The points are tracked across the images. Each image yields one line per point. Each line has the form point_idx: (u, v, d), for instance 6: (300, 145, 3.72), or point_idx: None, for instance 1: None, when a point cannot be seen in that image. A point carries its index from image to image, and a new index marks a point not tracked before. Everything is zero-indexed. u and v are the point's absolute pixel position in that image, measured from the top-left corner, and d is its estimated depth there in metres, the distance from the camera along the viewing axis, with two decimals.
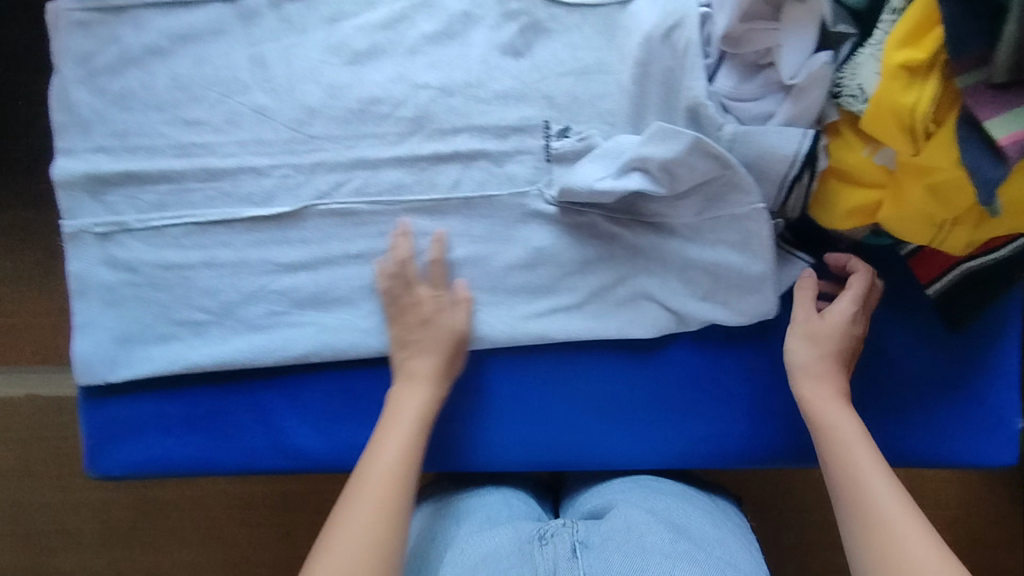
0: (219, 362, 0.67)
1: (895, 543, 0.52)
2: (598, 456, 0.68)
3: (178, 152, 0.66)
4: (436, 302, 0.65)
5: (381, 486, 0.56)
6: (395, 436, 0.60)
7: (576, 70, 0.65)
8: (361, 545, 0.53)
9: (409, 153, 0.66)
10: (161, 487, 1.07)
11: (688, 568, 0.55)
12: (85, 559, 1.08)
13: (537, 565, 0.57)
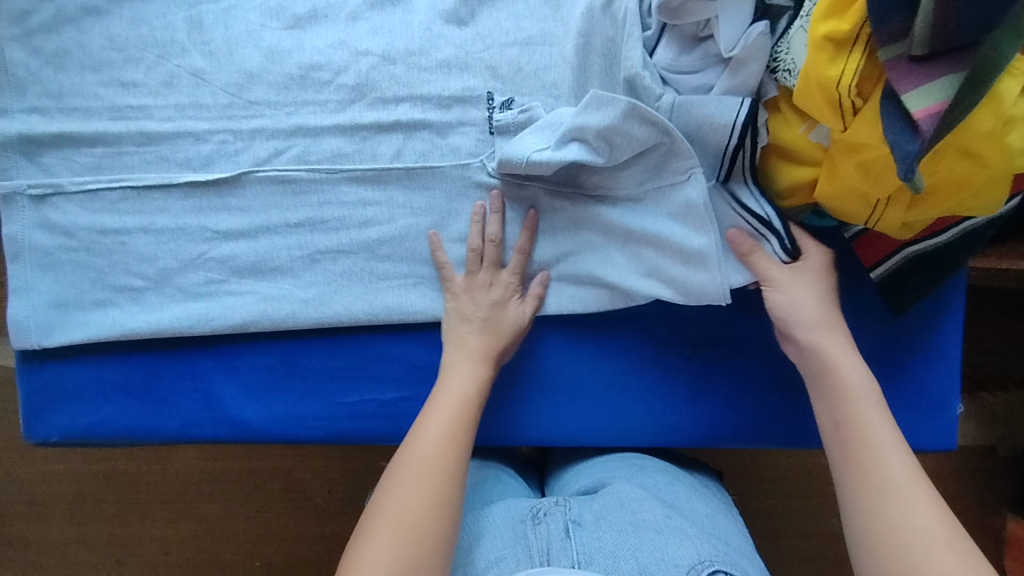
0: (155, 328, 0.65)
1: (904, 508, 0.49)
2: (539, 432, 0.67)
3: (114, 115, 0.65)
4: (511, 287, 0.64)
5: (439, 445, 0.55)
6: (448, 399, 0.59)
7: (519, 41, 0.65)
8: (422, 498, 0.51)
9: (350, 121, 0.65)
10: (123, 459, 1.07)
11: (681, 545, 0.52)
12: (48, 531, 1.08)
13: (529, 543, 0.54)
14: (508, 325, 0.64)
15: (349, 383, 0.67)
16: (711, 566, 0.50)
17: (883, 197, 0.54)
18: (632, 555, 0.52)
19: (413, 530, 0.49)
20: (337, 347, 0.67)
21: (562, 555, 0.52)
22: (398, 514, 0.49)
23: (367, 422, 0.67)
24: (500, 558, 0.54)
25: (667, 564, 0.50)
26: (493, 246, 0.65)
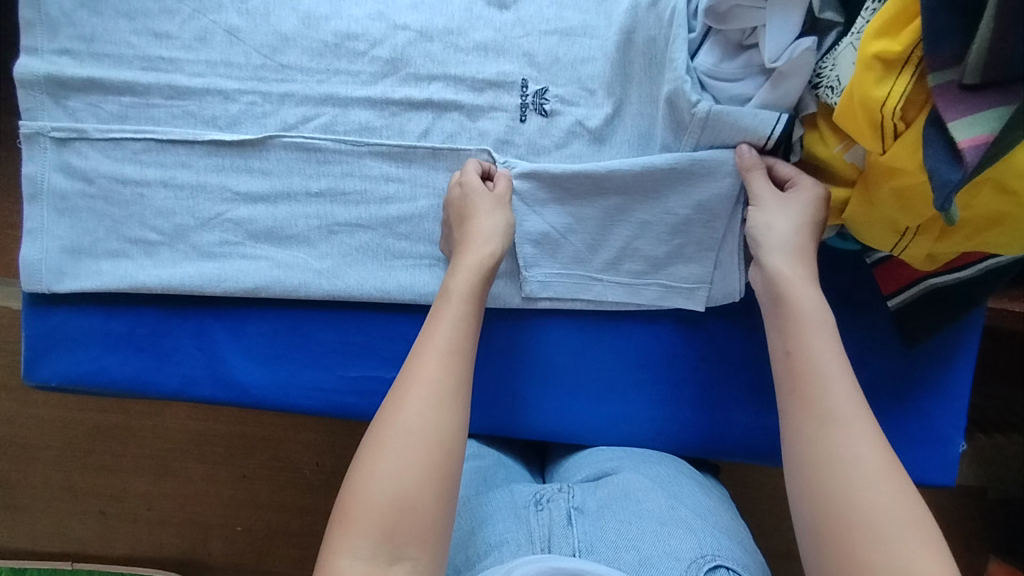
0: (166, 285, 0.65)
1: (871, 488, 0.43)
2: (544, 427, 0.67)
3: (144, 65, 0.64)
4: (500, 231, 0.59)
5: (435, 368, 0.50)
6: (451, 307, 0.54)
7: (560, 30, 0.64)
8: (427, 434, 0.47)
9: (381, 95, 0.64)
10: (119, 412, 1.07)
11: (682, 538, 0.52)
12: (36, 474, 1.08)
13: (531, 529, 0.54)
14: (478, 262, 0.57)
15: (352, 358, 0.67)
16: (712, 561, 0.50)
17: (913, 225, 0.53)
18: (632, 545, 0.51)
19: (407, 472, 0.45)
20: (344, 319, 0.67)
21: (563, 542, 0.52)
22: (396, 456, 0.46)
23: (366, 399, 0.67)
24: (499, 543, 0.53)
25: (667, 556, 0.50)
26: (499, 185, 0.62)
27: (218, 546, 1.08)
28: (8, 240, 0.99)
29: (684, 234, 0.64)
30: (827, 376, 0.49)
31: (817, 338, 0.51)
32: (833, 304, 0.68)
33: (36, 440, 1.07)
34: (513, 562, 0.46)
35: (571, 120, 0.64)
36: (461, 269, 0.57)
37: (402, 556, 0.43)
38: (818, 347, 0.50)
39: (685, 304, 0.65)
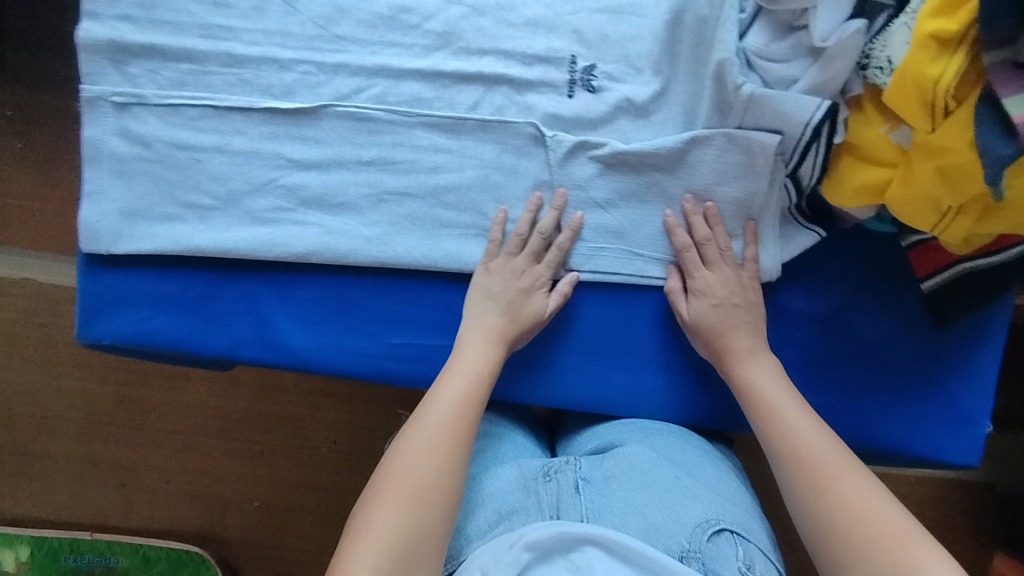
0: (221, 248, 0.66)
1: (837, 490, 0.53)
2: (554, 396, 0.69)
3: (203, 33, 0.65)
4: (541, 279, 0.66)
5: (446, 422, 0.57)
6: (459, 374, 0.61)
7: (609, 9, 0.65)
8: (437, 477, 0.53)
9: (433, 67, 0.66)
10: (138, 386, 1.09)
11: (688, 505, 0.58)
12: (56, 443, 1.11)
13: (541, 499, 0.59)
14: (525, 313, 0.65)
15: (397, 325, 0.68)
16: (715, 526, 0.56)
17: (955, 206, 0.53)
18: (640, 513, 0.57)
19: (416, 506, 0.51)
20: (390, 287, 0.68)
21: (572, 509, 0.58)
22: (405, 495, 0.51)
23: (408, 365, 0.68)
24: (512, 510, 0.59)
25: (674, 522, 0.56)
26: (540, 237, 0.66)
27: (236, 518, 1.10)
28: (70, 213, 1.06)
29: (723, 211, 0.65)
30: (819, 452, 0.56)
31: (788, 404, 0.60)
32: (866, 284, 0.69)
33: (61, 410, 1.10)
34: (522, 528, 0.51)
35: (618, 95, 0.66)
36: (472, 338, 0.64)
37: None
38: (789, 406, 0.60)
39: None
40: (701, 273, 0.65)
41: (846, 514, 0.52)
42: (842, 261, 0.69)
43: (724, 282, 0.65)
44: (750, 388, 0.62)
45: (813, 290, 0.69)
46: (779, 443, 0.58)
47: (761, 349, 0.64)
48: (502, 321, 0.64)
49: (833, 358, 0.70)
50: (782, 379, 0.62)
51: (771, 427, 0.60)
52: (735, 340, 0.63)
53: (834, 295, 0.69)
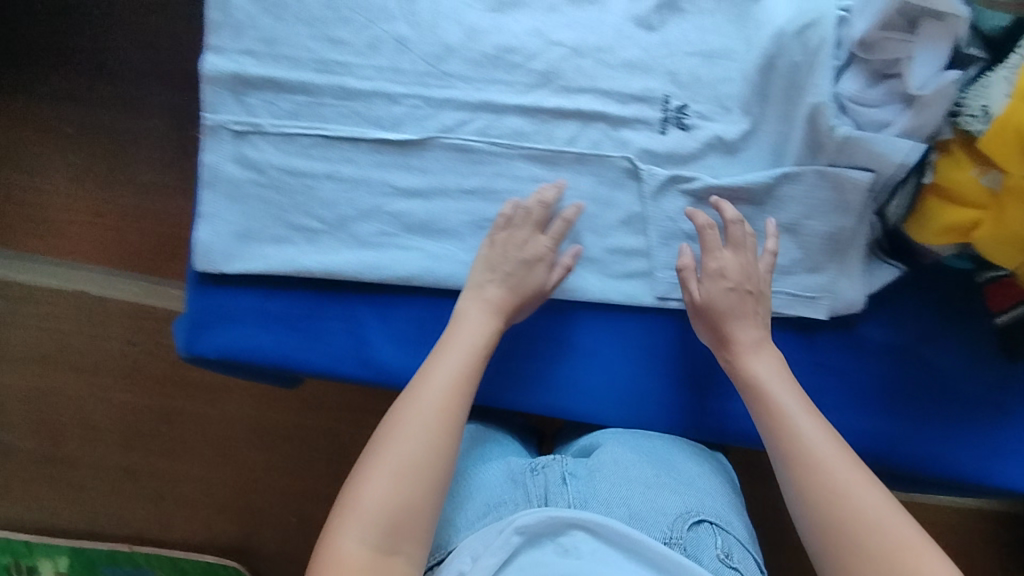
0: (328, 270, 0.70)
1: (845, 493, 0.55)
2: (580, 407, 0.72)
3: (319, 68, 0.69)
4: (548, 253, 0.68)
5: (447, 401, 0.60)
6: (454, 349, 0.63)
7: (702, 53, 0.69)
8: (429, 452, 0.57)
9: (534, 103, 0.70)
10: (156, 395, 1.16)
11: (668, 498, 0.64)
12: (106, 453, 1.18)
13: (527, 490, 0.65)
14: (527, 286, 0.67)
15: (492, 345, 0.72)
16: (696, 516, 0.63)
17: None
18: (623, 503, 0.63)
19: (410, 483, 0.55)
20: None
21: (559, 497, 0.63)
22: (392, 471, 0.55)
23: (502, 387, 0.72)
24: (501, 500, 0.64)
25: (656, 512, 0.62)
26: (542, 208, 0.68)
27: (271, 532, 1.19)
28: (166, 239, 1.15)
29: (808, 244, 0.69)
30: (819, 453, 0.58)
31: (788, 398, 0.62)
32: (941, 318, 0.72)
33: (110, 423, 1.17)
34: (510, 515, 0.55)
35: (709, 133, 0.69)
36: (470, 313, 0.66)
37: (398, 549, 0.53)
38: (792, 402, 0.61)
39: (808, 313, 0.70)
40: (720, 253, 0.67)
41: (852, 514, 0.54)
42: (917, 295, 0.72)
43: (748, 267, 0.67)
44: (754, 384, 0.63)
45: (890, 322, 0.72)
46: (783, 441, 0.59)
47: (766, 348, 0.65)
48: (506, 295, 0.67)
49: (908, 388, 0.72)
50: (784, 379, 0.63)
51: (775, 425, 0.61)
52: (738, 330, 0.66)
53: (909, 327, 0.72)
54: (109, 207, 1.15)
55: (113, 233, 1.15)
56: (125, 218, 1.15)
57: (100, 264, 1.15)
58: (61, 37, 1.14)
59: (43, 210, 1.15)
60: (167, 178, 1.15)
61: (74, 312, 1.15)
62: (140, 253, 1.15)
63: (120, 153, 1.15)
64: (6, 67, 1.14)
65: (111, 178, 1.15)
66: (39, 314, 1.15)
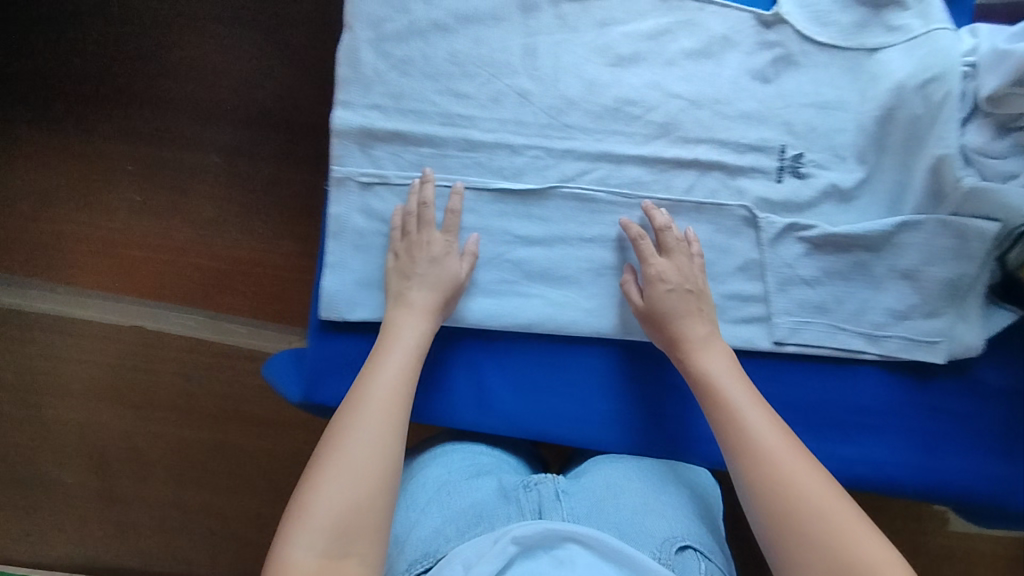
0: (451, 318, 0.71)
1: (797, 483, 0.55)
2: (530, 428, 0.72)
3: (444, 121, 0.71)
4: (449, 246, 0.69)
5: (386, 400, 0.60)
6: (394, 350, 0.64)
7: (816, 104, 0.71)
8: (371, 457, 0.56)
9: (653, 154, 0.71)
10: (219, 432, 1.16)
11: (657, 521, 0.65)
12: (157, 486, 1.17)
13: (521, 505, 0.66)
14: (445, 279, 0.68)
15: (608, 393, 0.73)
16: (682, 542, 0.64)
17: None
18: (614, 523, 0.65)
19: (371, 487, 0.55)
20: (602, 356, 0.73)
21: (554, 512, 0.65)
22: (348, 474, 0.55)
23: (623, 436, 0.73)
24: (452, 517, 0.66)
25: (646, 533, 0.64)
26: (417, 208, 0.69)
27: None
28: (238, 274, 1.17)
29: (928, 290, 0.69)
30: (776, 444, 0.58)
31: (739, 390, 0.62)
32: None
33: (163, 456, 1.16)
34: (506, 526, 0.56)
35: (825, 182, 0.71)
36: (410, 315, 0.66)
37: (349, 554, 0.52)
38: (740, 394, 0.62)
39: (926, 357, 0.70)
40: (658, 261, 0.68)
41: (814, 505, 0.54)
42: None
43: (680, 270, 0.68)
44: (707, 379, 0.64)
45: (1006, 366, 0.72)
46: (735, 432, 0.59)
47: (720, 348, 0.66)
48: (431, 295, 0.67)
49: None
50: (736, 375, 0.64)
51: (728, 417, 0.61)
52: (697, 330, 0.66)
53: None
54: (182, 244, 1.16)
55: (186, 270, 1.16)
56: (198, 255, 1.16)
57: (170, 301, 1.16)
58: (133, 76, 1.17)
59: (110, 243, 1.16)
60: (242, 215, 1.17)
61: (144, 346, 1.16)
62: (213, 288, 1.16)
63: (195, 193, 1.17)
64: (87, 109, 1.17)
65: (185, 217, 1.17)
66: (109, 351, 1.16)
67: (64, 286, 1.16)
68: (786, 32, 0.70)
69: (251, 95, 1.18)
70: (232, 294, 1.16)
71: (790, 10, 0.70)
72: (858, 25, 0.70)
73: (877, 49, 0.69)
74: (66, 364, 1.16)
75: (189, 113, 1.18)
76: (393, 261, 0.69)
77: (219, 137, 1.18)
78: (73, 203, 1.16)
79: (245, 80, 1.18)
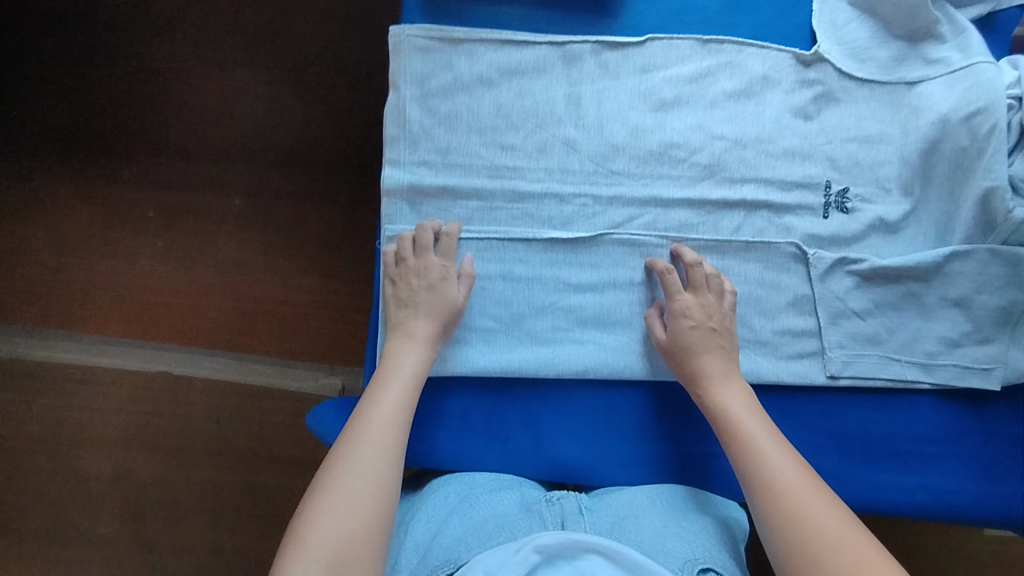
0: (506, 368, 0.71)
1: (809, 520, 0.54)
2: (588, 473, 0.72)
3: (492, 173, 0.71)
4: (444, 270, 0.69)
5: (383, 429, 0.59)
6: (396, 377, 0.64)
7: (859, 138, 0.71)
8: (371, 486, 0.56)
9: (700, 196, 0.72)
10: (248, 471, 1.10)
11: (681, 542, 0.61)
12: (184, 535, 1.09)
13: (544, 518, 0.63)
14: (441, 304, 0.67)
15: (666, 434, 0.72)
16: (703, 564, 0.59)
17: None
18: (636, 541, 0.61)
19: (367, 518, 0.54)
20: (659, 396, 0.73)
21: (577, 525, 0.62)
22: (345, 501, 0.54)
23: (677, 478, 0.72)
24: (473, 527, 0.62)
25: (666, 552, 0.59)
26: (425, 235, 0.69)
27: None
28: (263, 316, 1.13)
29: (981, 318, 0.70)
30: (787, 478, 0.57)
31: (753, 424, 0.62)
32: None
33: (190, 501, 1.09)
34: (528, 535, 0.54)
35: (871, 216, 0.71)
36: (408, 341, 0.66)
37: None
38: (754, 427, 0.62)
39: (981, 383, 0.70)
40: (682, 296, 0.69)
41: (826, 541, 0.53)
42: None
43: (704, 305, 0.68)
44: (723, 412, 0.64)
45: None
46: (750, 466, 0.59)
47: (732, 378, 0.66)
48: (429, 323, 0.67)
49: None
50: (752, 408, 0.64)
51: (743, 450, 0.61)
52: (708, 361, 0.66)
53: None
54: (208, 285, 1.13)
55: (214, 312, 1.13)
56: (222, 302, 1.13)
57: (198, 344, 1.13)
58: (151, 125, 1.16)
59: (130, 292, 1.13)
60: (267, 252, 1.14)
61: (168, 389, 1.11)
62: (238, 330, 1.12)
63: (216, 231, 1.14)
64: (110, 158, 1.15)
65: (213, 259, 1.14)
66: (130, 395, 1.11)
67: (93, 336, 1.13)
68: (826, 70, 0.71)
69: (271, 139, 1.16)
70: (257, 339, 1.12)
71: (828, 48, 0.71)
72: (895, 60, 0.71)
73: (916, 82, 0.70)
74: (86, 420, 1.11)
75: (208, 159, 1.16)
76: (390, 291, 0.70)
77: (249, 171, 1.15)
78: (98, 254, 1.14)
79: (263, 124, 1.16)
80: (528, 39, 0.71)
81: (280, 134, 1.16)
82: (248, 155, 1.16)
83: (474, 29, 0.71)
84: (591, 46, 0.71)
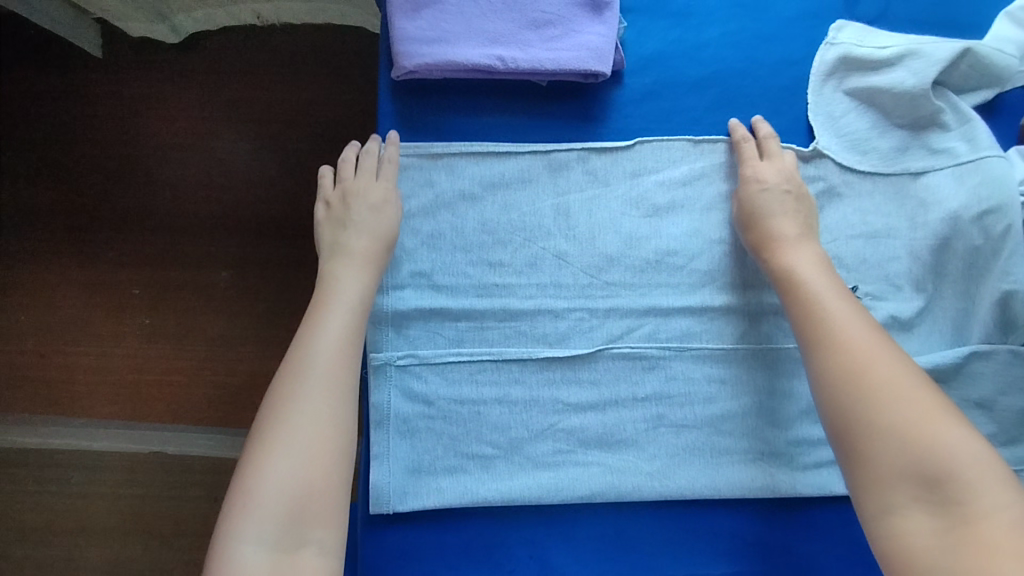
0: (509, 496, 0.67)
1: (874, 382, 0.54)
2: None
3: (480, 292, 0.68)
4: (388, 190, 0.66)
5: (319, 383, 0.57)
6: (332, 317, 0.60)
7: (865, 233, 0.67)
8: (318, 436, 0.55)
9: (701, 303, 0.68)
10: None
11: None
12: None
13: None
14: (385, 225, 0.65)
15: (682, 554, 0.67)
16: None
17: None
18: None
19: (323, 469, 0.55)
20: (674, 513, 0.68)
21: None
22: (291, 454, 0.54)
23: None
24: None
25: None
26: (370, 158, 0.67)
27: None
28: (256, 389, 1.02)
29: (1005, 420, 0.66)
30: (857, 343, 0.56)
31: (820, 284, 0.60)
32: None
33: None
34: None
35: (885, 314, 0.66)
36: (344, 274, 0.63)
37: (306, 539, 0.53)
38: (819, 282, 0.60)
39: None
40: (757, 163, 0.66)
41: (892, 392, 0.53)
42: None
43: (783, 174, 0.66)
44: (790, 272, 0.62)
45: None
46: (817, 325, 0.58)
47: (806, 244, 0.63)
48: (373, 243, 0.64)
49: None
50: (823, 271, 0.61)
51: (807, 317, 0.59)
52: (780, 223, 0.64)
53: None
54: (194, 358, 1.02)
55: (205, 386, 1.02)
56: (206, 381, 1.02)
57: (185, 423, 1.01)
58: (122, 197, 1.05)
59: (118, 377, 1.02)
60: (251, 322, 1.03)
61: (159, 471, 1.00)
62: (229, 405, 1.01)
63: (198, 296, 1.03)
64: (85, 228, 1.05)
65: (202, 333, 1.02)
66: (115, 477, 1.00)
67: (78, 418, 1.01)
68: (826, 165, 0.68)
69: (257, 204, 1.05)
70: (253, 417, 0.98)
71: (826, 142, 0.68)
72: (897, 150, 0.68)
73: (921, 172, 0.68)
74: (66, 519, 0.99)
75: (190, 230, 1.05)
76: (327, 214, 0.67)
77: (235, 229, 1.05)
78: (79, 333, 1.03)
79: (247, 188, 1.06)
80: (511, 149, 0.68)
81: (260, 197, 1.05)
82: (229, 218, 1.05)
83: (454, 143, 0.68)
84: (576, 153, 0.68)
